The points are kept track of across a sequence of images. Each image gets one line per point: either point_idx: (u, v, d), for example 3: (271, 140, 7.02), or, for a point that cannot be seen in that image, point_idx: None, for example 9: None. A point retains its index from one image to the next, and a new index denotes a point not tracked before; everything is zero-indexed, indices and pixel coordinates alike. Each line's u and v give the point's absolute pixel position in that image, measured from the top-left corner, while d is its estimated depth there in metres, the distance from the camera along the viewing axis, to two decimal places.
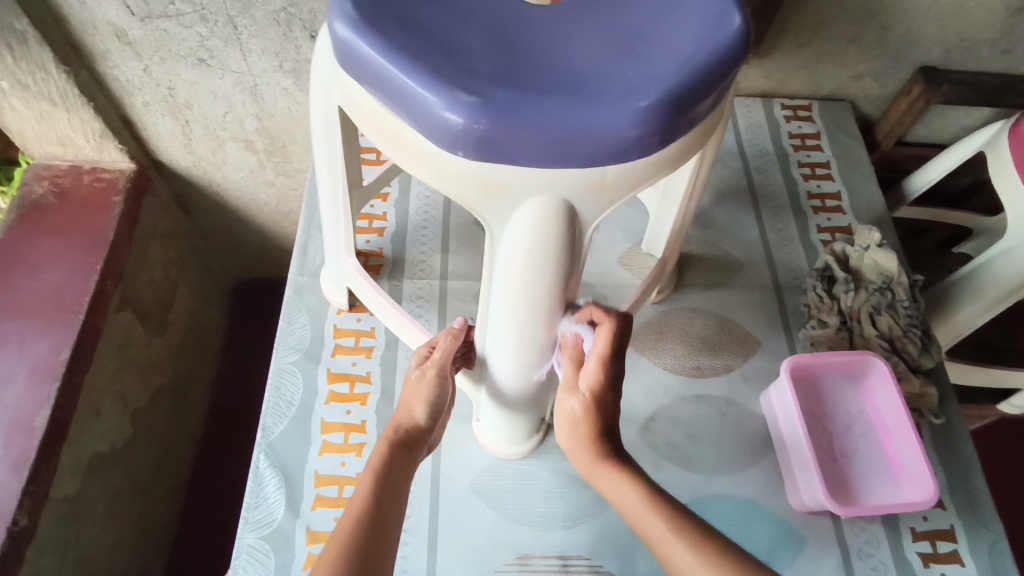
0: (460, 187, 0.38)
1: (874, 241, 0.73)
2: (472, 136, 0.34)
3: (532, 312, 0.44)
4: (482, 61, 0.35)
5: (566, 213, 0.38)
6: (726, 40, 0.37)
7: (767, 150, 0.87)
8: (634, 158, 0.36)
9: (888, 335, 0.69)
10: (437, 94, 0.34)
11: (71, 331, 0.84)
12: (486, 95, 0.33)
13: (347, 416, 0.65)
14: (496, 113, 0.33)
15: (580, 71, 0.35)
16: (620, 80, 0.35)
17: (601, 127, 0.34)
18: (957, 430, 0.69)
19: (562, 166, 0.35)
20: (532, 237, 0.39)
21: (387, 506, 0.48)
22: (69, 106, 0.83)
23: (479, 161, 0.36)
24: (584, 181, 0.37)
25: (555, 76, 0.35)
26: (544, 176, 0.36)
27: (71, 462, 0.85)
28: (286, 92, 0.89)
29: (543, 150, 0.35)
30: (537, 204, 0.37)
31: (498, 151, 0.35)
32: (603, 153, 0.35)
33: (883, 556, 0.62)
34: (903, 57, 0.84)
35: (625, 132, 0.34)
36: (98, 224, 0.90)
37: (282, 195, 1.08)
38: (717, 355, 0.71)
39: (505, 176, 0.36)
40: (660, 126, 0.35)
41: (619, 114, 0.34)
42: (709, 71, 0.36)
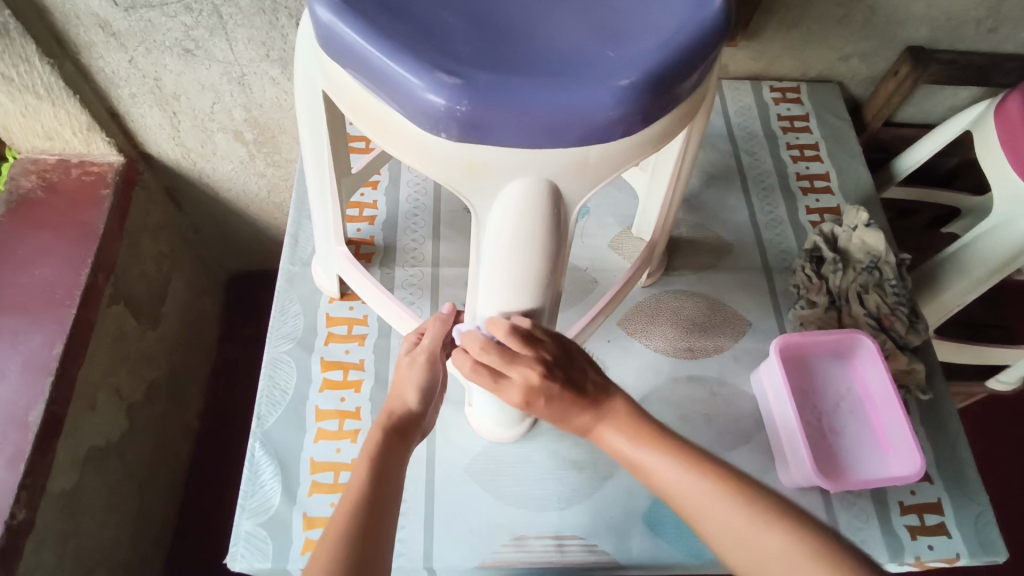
0: (444, 171, 0.38)
1: (862, 221, 0.73)
2: (455, 118, 0.34)
3: (521, 295, 0.44)
4: (463, 43, 0.35)
5: (551, 194, 0.38)
6: (706, 20, 0.37)
7: (757, 133, 0.87)
8: (616, 138, 0.36)
9: (876, 313, 0.70)
10: (419, 76, 0.34)
11: (63, 325, 0.83)
12: (468, 77, 0.34)
13: (342, 403, 0.66)
14: (479, 94, 0.34)
15: (561, 52, 0.36)
16: (601, 61, 0.35)
17: (583, 108, 0.34)
18: (944, 406, 0.70)
19: (545, 147, 0.36)
20: (517, 219, 0.39)
21: (386, 487, 0.49)
22: (54, 98, 0.83)
23: (464, 143, 0.36)
24: (568, 162, 0.37)
25: (536, 57, 0.35)
26: (528, 158, 0.36)
27: (67, 456, 0.85)
28: (274, 82, 0.88)
29: (526, 131, 0.35)
30: (521, 185, 0.37)
31: (481, 133, 0.35)
32: (586, 133, 0.35)
33: (872, 530, 0.63)
34: (890, 38, 0.84)
35: (607, 113, 0.35)
36: (88, 218, 0.90)
37: (273, 185, 1.07)
38: (707, 337, 0.72)
39: (489, 158, 0.36)
40: (642, 105, 0.35)
41: (601, 94, 0.34)
42: (690, 51, 0.36)
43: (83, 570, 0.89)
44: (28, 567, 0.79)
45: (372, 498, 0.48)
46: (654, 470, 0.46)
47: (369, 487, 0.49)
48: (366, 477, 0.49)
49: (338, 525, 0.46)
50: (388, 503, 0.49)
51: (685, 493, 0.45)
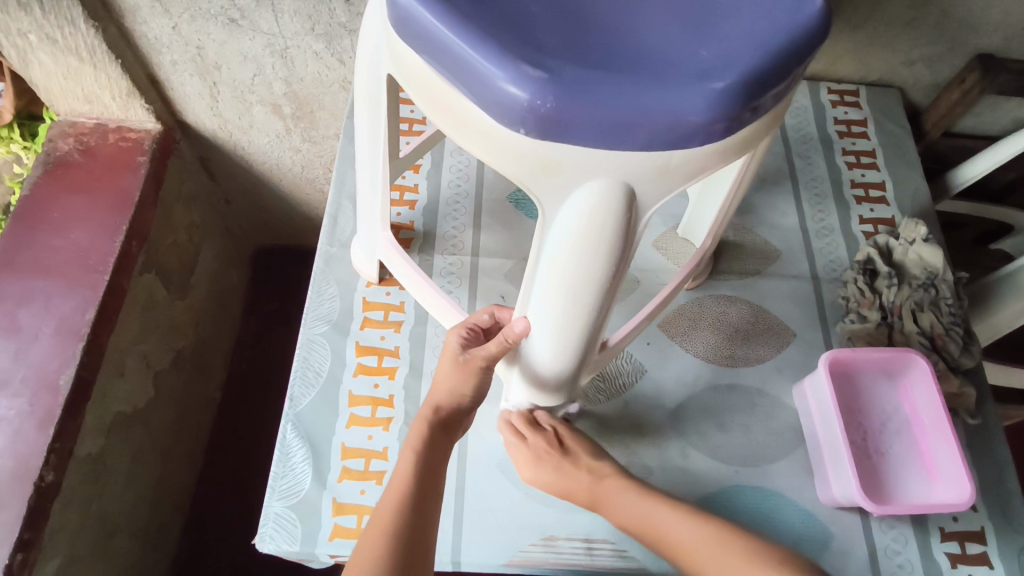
0: (516, 167, 0.36)
1: (920, 235, 0.71)
2: (535, 113, 0.32)
3: (579, 299, 0.43)
4: (548, 34, 0.33)
5: (625, 198, 0.36)
6: (804, 24, 0.35)
7: (811, 136, 0.84)
8: (700, 144, 0.34)
9: (929, 333, 0.67)
10: (502, 66, 0.32)
11: (96, 291, 0.83)
12: (554, 71, 0.32)
13: (375, 390, 0.65)
14: (565, 89, 0.32)
15: (651, 48, 0.33)
16: (693, 60, 0.33)
17: (672, 111, 0.32)
18: (992, 431, 0.67)
19: (625, 149, 0.34)
20: (587, 221, 0.37)
21: (431, 483, 0.50)
22: (96, 62, 0.81)
23: (541, 140, 0.34)
24: (647, 166, 0.35)
25: (623, 53, 0.33)
26: (607, 159, 0.35)
27: (95, 421, 0.86)
28: (317, 57, 0.86)
29: (609, 132, 0.33)
30: (596, 187, 0.36)
31: (561, 131, 0.33)
32: (672, 136, 0.33)
33: (910, 555, 0.61)
34: (960, 43, 0.80)
35: (697, 117, 0.33)
36: (124, 184, 0.89)
37: (307, 161, 1.06)
38: (750, 346, 0.70)
39: (565, 157, 0.35)
40: (733, 111, 0.33)
41: (693, 97, 0.32)
42: (787, 56, 0.34)
43: (105, 534, 0.90)
44: (54, 528, 0.80)
45: (418, 493, 0.49)
46: (664, 526, 0.55)
47: (416, 481, 0.50)
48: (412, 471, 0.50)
49: (386, 518, 0.48)
50: (432, 497, 0.50)
51: (710, 557, 0.53)
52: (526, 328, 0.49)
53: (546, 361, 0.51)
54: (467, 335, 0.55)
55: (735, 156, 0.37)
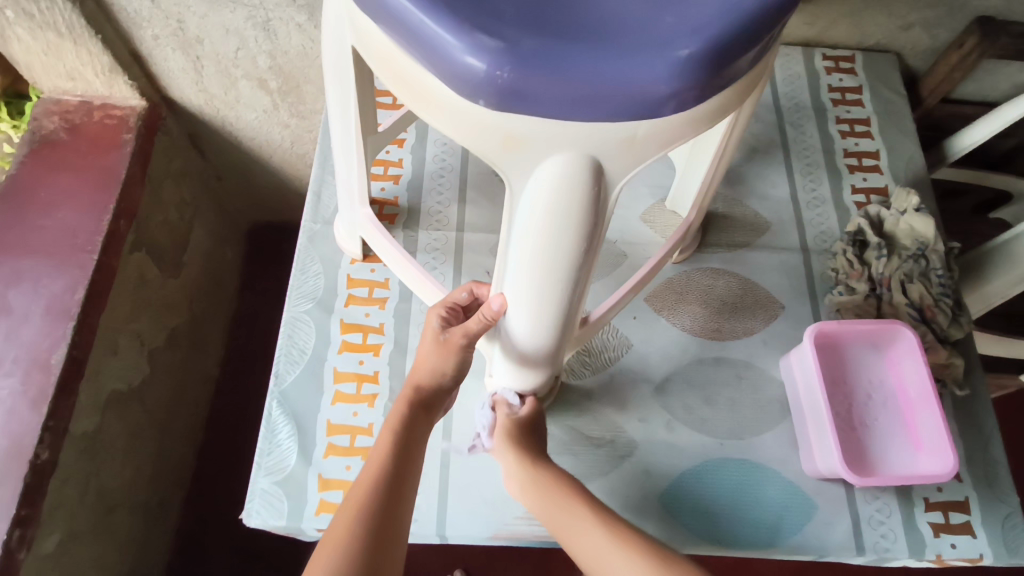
0: (479, 141, 0.35)
1: (912, 205, 0.70)
2: (495, 84, 0.31)
3: (552, 273, 0.42)
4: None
5: (593, 172, 0.35)
6: None
7: (804, 105, 0.82)
8: (668, 113, 0.33)
9: (918, 304, 0.66)
10: (458, 36, 0.31)
11: (85, 271, 0.83)
12: (512, 40, 0.31)
13: (360, 366, 0.65)
14: (523, 59, 0.31)
15: (613, 13, 0.32)
16: (658, 25, 0.32)
17: (635, 81, 0.31)
18: (980, 402, 0.67)
19: (589, 121, 0.33)
20: (556, 195, 0.36)
21: (409, 461, 0.51)
22: (76, 38, 0.80)
23: (502, 112, 0.33)
24: (612, 138, 0.34)
25: (586, 19, 0.32)
26: (571, 131, 0.34)
27: (90, 399, 0.87)
28: (300, 29, 0.84)
29: (571, 104, 0.32)
30: (562, 159, 0.35)
31: (521, 102, 0.32)
32: (637, 107, 0.32)
33: (893, 525, 0.61)
34: (960, 6, 0.78)
35: (662, 86, 0.32)
36: (111, 162, 0.88)
37: (296, 136, 1.05)
38: (737, 320, 0.70)
39: (527, 129, 0.34)
40: (699, 79, 0.32)
41: (656, 64, 0.31)
42: (758, 19, 0.33)
43: (104, 508, 0.92)
44: (53, 504, 0.81)
45: (392, 478, 0.49)
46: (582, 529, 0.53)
47: (392, 469, 0.50)
48: (387, 458, 0.50)
49: (360, 496, 0.48)
50: (409, 480, 0.51)
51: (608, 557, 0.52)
52: (503, 305, 0.48)
53: (521, 339, 0.51)
54: (446, 312, 0.55)
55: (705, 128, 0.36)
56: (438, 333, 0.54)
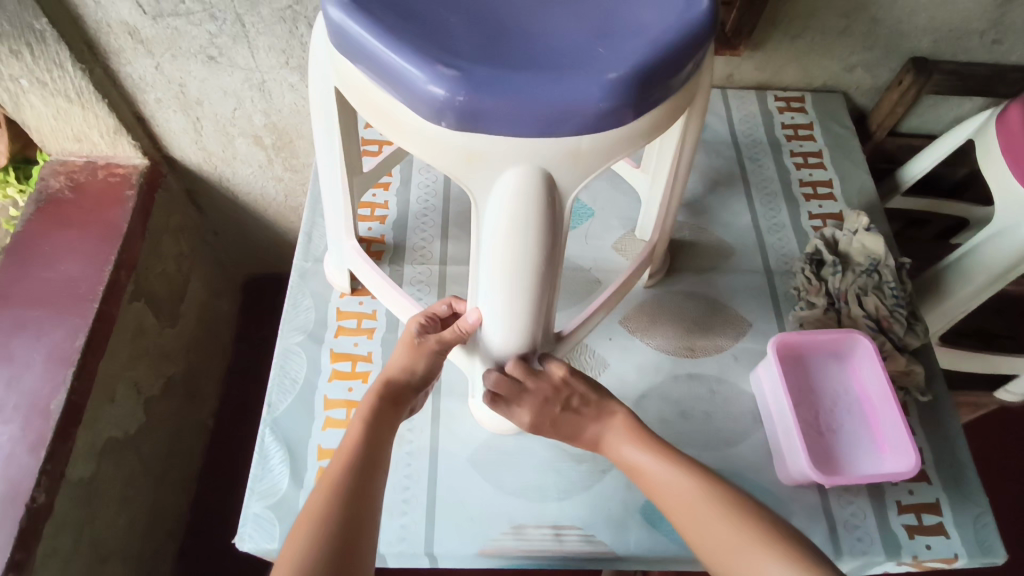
0: (444, 159, 0.40)
1: (862, 225, 0.75)
2: (454, 107, 0.37)
3: (518, 282, 0.46)
4: (462, 40, 0.38)
5: (546, 183, 0.40)
6: (694, 23, 0.40)
7: (760, 141, 0.89)
8: (607, 128, 0.38)
9: (874, 316, 0.71)
10: (421, 68, 0.36)
11: (85, 319, 0.87)
12: (467, 70, 0.36)
13: (349, 393, 0.68)
14: (477, 85, 0.36)
15: (554, 48, 0.38)
16: (592, 56, 0.38)
17: (574, 101, 0.37)
18: (943, 407, 0.70)
19: (538, 135, 0.38)
20: (515, 205, 0.41)
21: (376, 447, 0.53)
22: (84, 102, 0.87)
23: (462, 131, 0.38)
24: (559, 152, 0.39)
25: (531, 54, 0.38)
26: (522, 146, 0.39)
27: (87, 445, 0.88)
28: (293, 88, 0.92)
29: (521, 122, 0.37)
30: (518, 173, 0.40)
31: (478, 122, 0.37)
32: (579, 123, 0.38)
33: (868, 528, 0.63)
34: (894, 48, 0.86)
35: (597, 104, 0.37)
36: (113, 216, 0.93)
37: (290, 189, 1.11)
38: (708, 337, 0.73)
39: (485, 146, 0.39)
40: (630, 99, 0.37)
41: (591, 86, 0.37)
42: (676, 50, 0.39)
43: (97, 556, 0.92)
44: (46, 551, 0.82)
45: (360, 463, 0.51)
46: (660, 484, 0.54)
47: (361, 450, 0.52)
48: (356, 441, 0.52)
49: (331, 478, 0.50)
50: (377, 465, 0.52)
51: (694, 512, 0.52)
52: (478, 319, 0.53)
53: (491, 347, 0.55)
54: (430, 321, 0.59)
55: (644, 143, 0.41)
56: (413, 338, 0.58)
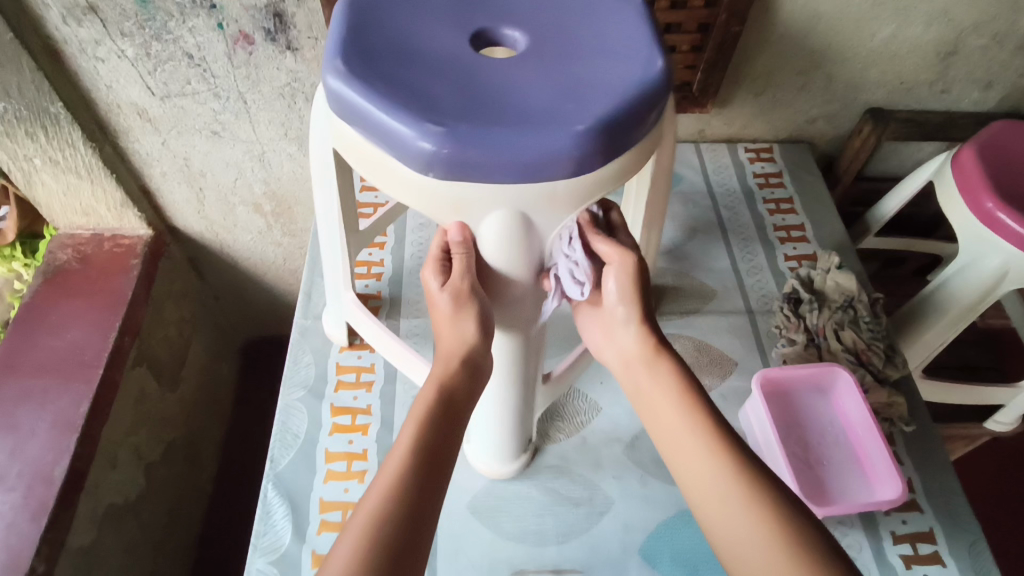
0: (433, 206, 0.45)
1: (833, 263, 0.80)
2: (441, 159, 0.41)
3: (505, 308, 0.51)
4: (446, 100, 0.42)
5: (525, 223, 0.45)
6: (653, 82, 0.45)
7: (734, 190, 0.94)
8: (580, 175, 0.43)
9: (853, 349, 0.74)
10: (410, 127, 0.41)
11: (90, 385, 0.89)
12: (451, 126, 0.41)
13: (350, 445, 0.70)
14: (462, 136, 0.41)
15: (529, 105, 0.43)
16: (563, 112, 0.42)
17: (548, 151, 0.41)
18: (927, 436, 0.73)
19: (517, 182, 0.42)
20: (501, 241, 0.46)
21: (441, 450, 0.45)
22: (94, 178, 0.92)
23: (448, 180, 0.43)
24: (537, 198, 0.44)
25: (508, 111, 0.42)
26: (502, 195, 0.43)
27: (88, 513, 0.88)
28: (291, 157, 0.97)
29: (502, 171, 0.42)
30: (500, 216, 0.44)
31: (463, 171, 0.42)
32: (555, 170, 0.42)
33: (865, 559, 0.64)
34: (850, 100, 0.93)
35: (569, 153, 0.41)
36: (117, 285, 0.97)
37: (289, 253, 1.15)
38: (696, 377, 0.76)
39: (471, 191, 0.43)
40: (598, 148, 0.42)
41: (563, 137, 0.41)
42: (638, 104, 0.44)
43: None
44: None
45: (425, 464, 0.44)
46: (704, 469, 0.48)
47: (425, 448, 0.44)
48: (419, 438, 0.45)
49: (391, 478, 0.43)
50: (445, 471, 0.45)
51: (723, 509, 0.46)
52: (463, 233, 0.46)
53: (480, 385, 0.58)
54: (437, 270, 0.50)
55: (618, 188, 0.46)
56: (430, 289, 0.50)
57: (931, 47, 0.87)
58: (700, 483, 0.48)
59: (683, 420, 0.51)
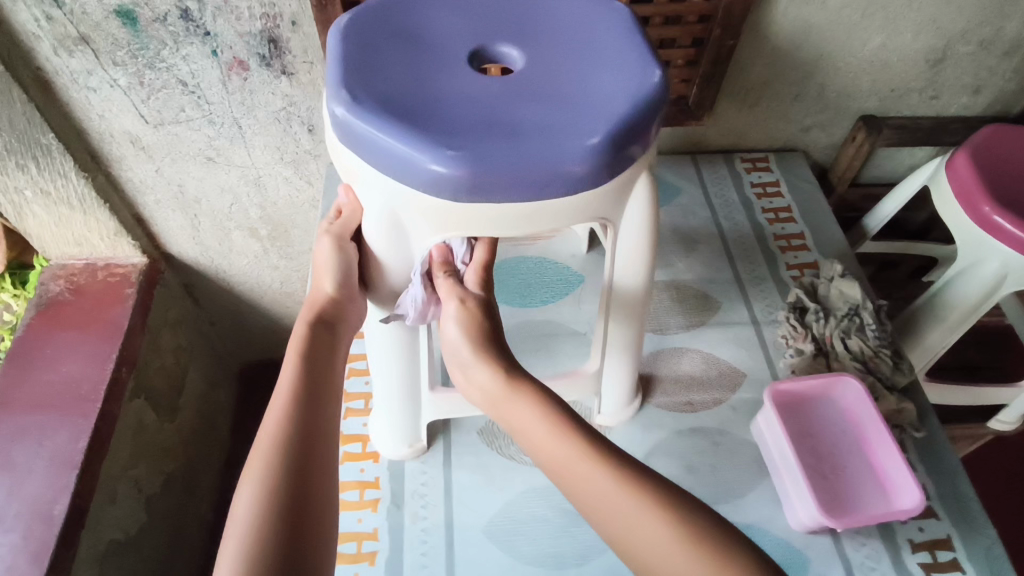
0: (340, 165, 0.50)
1: (837, 272, 0.80)
2: (341, 126, 0.46)
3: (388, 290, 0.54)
4: (381, 87, 0.47)
5: (391, 216, 0.48)
6: (561, 150, 0.43)
7: (732, 200, 0.95)
8: (430, 190, 0.44)
9: (861, 357, 0.74)
10: (336, 91, 0.46)
11: (88, 419, 0.87)
12: (358, 103, 0.45)
13: (361, 474, 0.68)
14: (361, 114, 0.45)
15: (440, 111, 0.45)
16: (453, 128, 0.44)
17: (407, 152, 0.43)
18: (938, 442, 0.73)
19: (381, 170, 0.46)
20: (375, 224, 0.49)
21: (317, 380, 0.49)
22: (86, 208, 0.90)
23: (346, 148, 0.47)
24: (400, 196, 0.46)
25: (415, 109, 0.45)
26: (375, 178, 0.47)
27: (89, 550, 0.86)
28: (287, 181, 0.97)
29: (374, 154, 0.45)
30: (374, 196, 0.48)
31: (354, 143, 0.46)
32: (408, 171, 0.44)
33: (885, 569, 0.64)
34: (843, 109, 0.94)
35: (423, 164, 0.43)
36: (113, 315, 0.95)
37: (286, 276, 1.14)
38: (706, 390, 0.76)
39: (356, 165, 0.47)
40: (452, 172, 0.43)
41: (423, 145, 0.43)
42: (528, 163, 0.43)
43: None
44: None
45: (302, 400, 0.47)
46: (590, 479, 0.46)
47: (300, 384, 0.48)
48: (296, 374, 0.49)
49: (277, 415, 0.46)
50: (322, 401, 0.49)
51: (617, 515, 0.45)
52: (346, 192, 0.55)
53: (378, 362, 0.61)
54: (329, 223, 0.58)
55: (488, 230, 0.47)
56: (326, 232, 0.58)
57: (921, 55, 0.88)
58: (586, 487, 0.46)
59: (555, 431, 0.48)
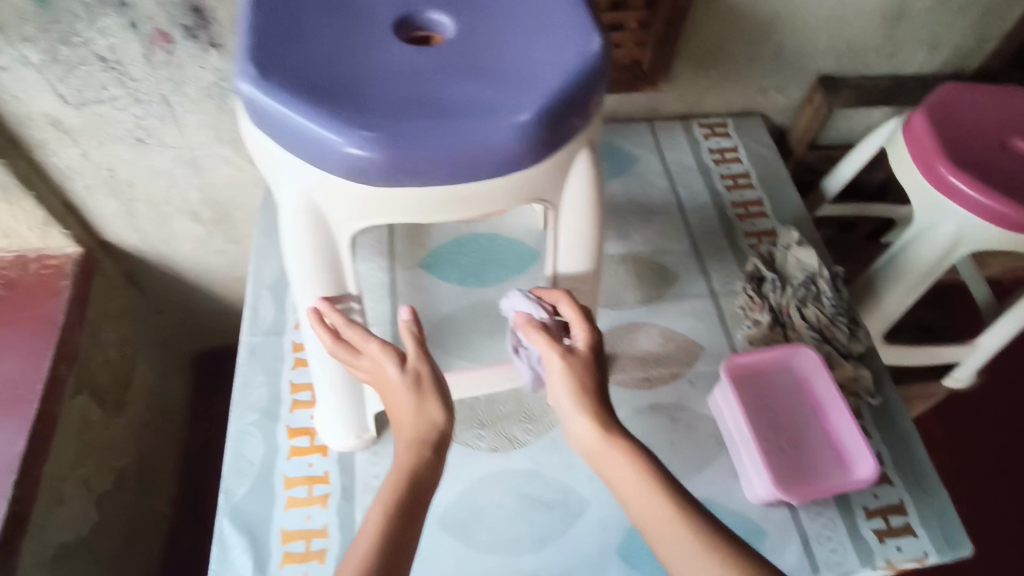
0: (252, 146, 0.45)
1: (793, 240, 0.79)
2: (248, 104, 0.41)
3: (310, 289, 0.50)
4: (292, 58, 0.42)
5: (308, 205, 0.44)
6: (491, 130, 0.40)
7: (690, 167, 0.92)
8: (350, 175, 0.41)
9: (817, 326, 0.73)
10: (242, 65, 0.41)
11: (25, 421, 0.83)
12: (265, 78, 0.40)
13: (310, 468, 0.66)
14: (267, 89, 0.40)
15: (358, 86, 0.41)
16: (372, 106, 0.40)
17: (320, 135, 0.39)
18: (893, 408, 0.73)
19: (294, 154, 0.42)
20: (291, 214, 0.45)
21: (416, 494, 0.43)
22: (8, 197, 0.84)
23: (257, 127, 0.43)
24: (316, 182, 0.42)
25: (330, 84, 0.41)
26: (287, 162, 0.43)
27: (36, 556, 0.83)
28: (226, 161, 0.91)
29: (286, 137, 0.41)
30: (289, 182, 0.44)
31: (263, 123, 0.42)
32: (323, 156, 0.40)
33: (840, 537, 0.64)
34: (801, 70, 0.92)
35: (339, 148, 0.39)
36: (46, 310, 0.90)
37: (234, 260, 1.09)
38: (663, 365, 0.75)
39: (268, 146, 0.43)
40: (372, 156, 0.39)
41: (338, 127, 0.39)
42: (451, 145, 0.39)
43: None
44: None
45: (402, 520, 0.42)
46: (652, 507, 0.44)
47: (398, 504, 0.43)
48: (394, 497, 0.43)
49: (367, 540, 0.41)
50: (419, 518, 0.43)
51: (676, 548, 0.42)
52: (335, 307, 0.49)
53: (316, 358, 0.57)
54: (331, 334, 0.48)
55: (412, 212, 0.43)
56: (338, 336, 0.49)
57: (878, 12, 0.85)
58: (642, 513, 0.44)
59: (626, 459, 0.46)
